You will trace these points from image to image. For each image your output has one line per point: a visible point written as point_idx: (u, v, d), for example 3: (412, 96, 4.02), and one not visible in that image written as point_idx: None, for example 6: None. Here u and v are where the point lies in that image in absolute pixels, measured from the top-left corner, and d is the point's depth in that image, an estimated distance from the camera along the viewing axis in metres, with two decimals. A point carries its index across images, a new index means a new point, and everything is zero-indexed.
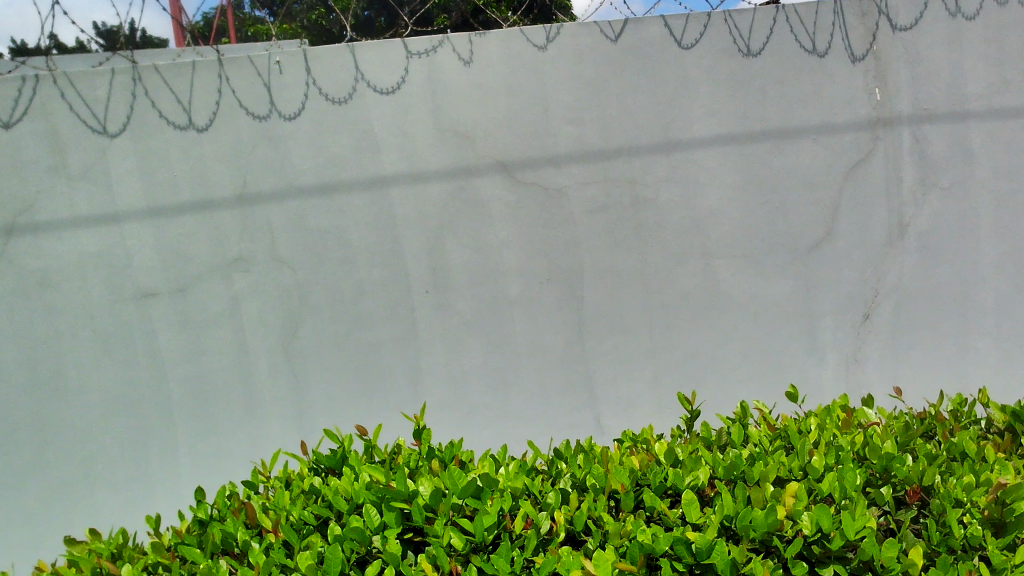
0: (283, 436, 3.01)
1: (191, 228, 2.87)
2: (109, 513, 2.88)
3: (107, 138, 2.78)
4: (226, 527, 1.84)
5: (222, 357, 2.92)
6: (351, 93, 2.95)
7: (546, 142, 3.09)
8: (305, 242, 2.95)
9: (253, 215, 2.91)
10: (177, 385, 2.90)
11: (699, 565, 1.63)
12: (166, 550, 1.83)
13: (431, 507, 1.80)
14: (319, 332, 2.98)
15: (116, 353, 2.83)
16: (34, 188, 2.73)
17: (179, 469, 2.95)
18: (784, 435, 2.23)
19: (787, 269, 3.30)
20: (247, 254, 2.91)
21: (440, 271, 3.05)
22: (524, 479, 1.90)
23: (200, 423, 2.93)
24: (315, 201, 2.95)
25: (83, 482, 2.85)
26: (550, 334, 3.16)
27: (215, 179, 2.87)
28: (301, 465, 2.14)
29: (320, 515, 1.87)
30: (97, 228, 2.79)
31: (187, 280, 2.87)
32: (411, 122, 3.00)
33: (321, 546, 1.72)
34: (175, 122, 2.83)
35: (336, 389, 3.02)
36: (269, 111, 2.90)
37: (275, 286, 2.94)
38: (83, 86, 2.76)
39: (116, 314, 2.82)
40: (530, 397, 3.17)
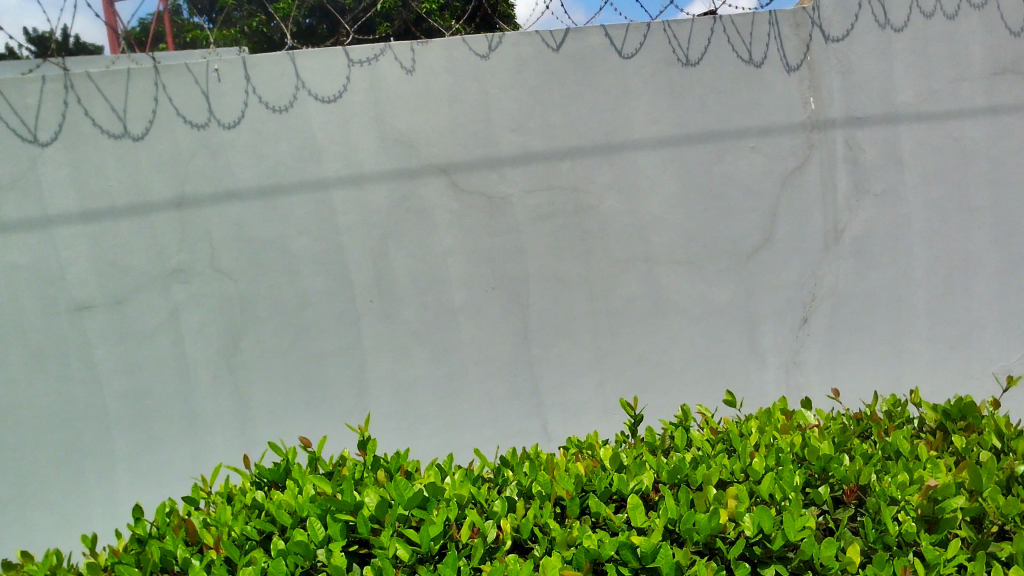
0: (225, 449, 2.95)
1: (127, 238, 2.80)
2: (43, 533, 2.80)
3: (38, 147, 2.70)
4: (166, 545, 1.79)
5: (160, 371, 2.86)
6: (291, 101, 2.92)
7: (489, 150, 3.10)
8: (246, 252, 2.90)
9: (192, 224, 2.85)
10: (113, 399, 2.82)
11: (644, 569, 1.64)
12: (102, 570, 1.78)
13: (377, 518, 1.78)
14: (261, 342, 2.94)
15: (50, 368, 2.75)
16: None
17: (117, 486, 2.87)
18: (726, 438, 2.26)
19: (728, 275, 3.36)
20: (186, 264, 2.85)
21: (384, 280, 3.03)
22: (470, 488, 1.90)
23: (137, 438, 2.86)
24: (256, 211, 2.91)
25: (16, 501, 2.75)
26: (496, 341, 3.16)
27: (152, 189, 2.82)
28: (244, 479, 2.10)
29: (263, 530, 1.83)
30: (29, 239, 2.71)
31: (124, 292, 2.81)
32: (353, 130, 2.98)
33: (264, 561, 1.69)
34: (110, 131, 2.76)
35: (280, 401, 2.98)
36: (208, 120, 2.85)
37: (215, 297, 2.89)
38: (12, 94, 2.68)
39: (49, 328, 2.74)
40: (477, 405, 3.17)
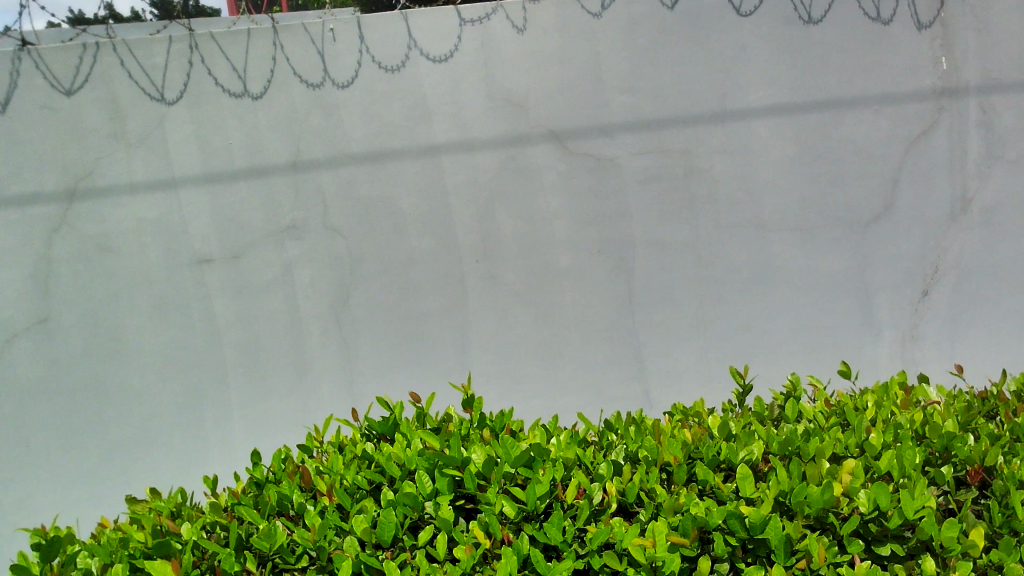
0: (334, 402, 3.04)
1: (244, 195, 2.90)
2: (167, 472, 2.96)
3: (165, 105, 2.81)
4: (282, 490, 1.85)
5: (274, 323, 2.96)
6: (403, 61, 2.94)
7: (598, 112, 3.06)
8: (356, 211, 2.96)
9: (305, 183, 2.93)
10: (230, 350, 2.94)
11: (752, 540, 1.61)
12: (223, 510, 1.85)
13: (483, 475, 1.79)
14: (369, 300, 3.00)
15: (172, 318, 2.88)
16: (95, 155, 2.78)
17: (234, 433, 2.98)
18: (840, 411, 2.19)
19: (844, 244, 3.23)
20: (299, 222, 2.93)
21: (490, 240, 3.05)
22: (576, 450, 1.90)
23: (252, 387, 2.97)
24: (367, 170, 2.96)
25: (142, 442, 2.91)
26: (600, 305, 3.14)
27: (270, 146, 2.89)
28: (354, 431, 2.16)
29: (373, 481, 1.88)
30: (156, 194, 2.84)
31: (241, 247, 2.91)
32: (463, 90, 2.99)
33: (374, 510, 1.73)
34: (231, 89, 2.85)
35: (386, 356, 3.04)
36: (324, 79, 2.91)
37: (327, 254, 2.96)
38: (141, 54, 2.79)
39: (171, 279, 2.87)
40: (578, 368, 3.17)
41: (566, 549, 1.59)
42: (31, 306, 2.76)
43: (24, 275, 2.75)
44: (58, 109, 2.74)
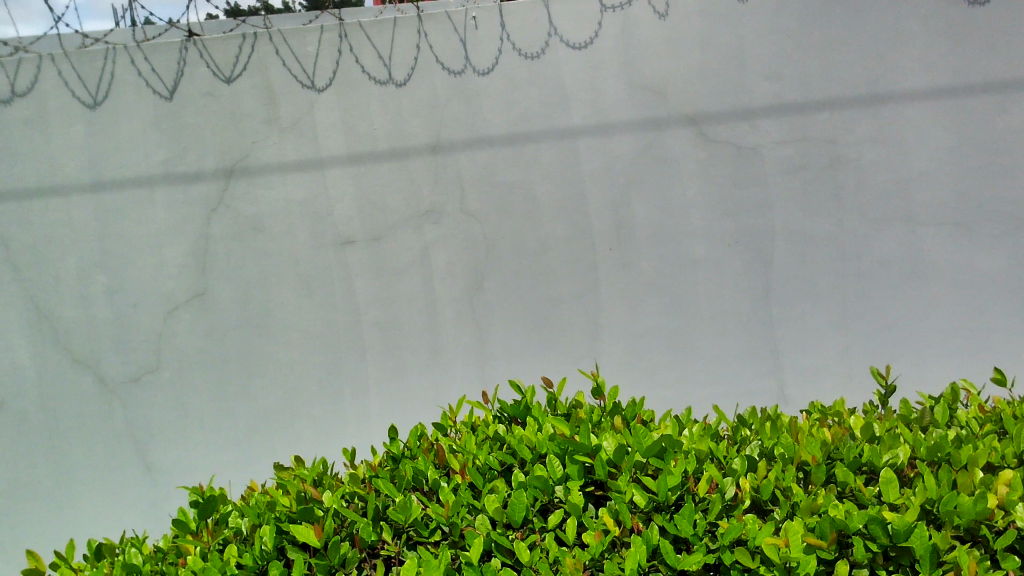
0: (466, 384, 3.08)
1: (386, 178, 2.99)
2: (308, 443, 3.07)
3: (315, 92, 2.94)
4: (418, 465, 1.91)
5: (411, 304, 3.04)
6: (543, 48, 2.96)
7: (740, 98, 2.98)
8: (493, 196, 3.01)
9: (445, 168, 2.99)
10: (369, 328, 3.03)
11: (895, 547, 1.54)
12: (361, 482, 1.93)
13: (614, 463, 1.79)
14: (503, 284, 3.04)
15: (316, 296, 3.01)
16: (251, 139, 2.93)
17: (369, 410, 3.06)
18: (997, 418, 2.06)
19: (1005, 240, 3.01)
20: (438, 206, 3.00)
21: (624, 228, 3.04)
22: (709, 443, 1.87)
23: (388, 365, 3.05)
24: (504, 156, 3.00)
25: (285, 413, 3.04)
26: (735, 297, 3.07)
27: (411, 132, 2.97)
28: (486, 412, 2.20)
29: (504, 462, 1.91)
30: (304, 177, 2.97)
31: (382, 229, 3.00)
32: (601, 77, 2.98)
33: (506, 491, 1.76)
34: (376, 77, 2.95)
35: (518, 341, 3.07)
36: (465, 67, 2.96)
37: (463, 238, 3.02)
38: (295, 43, 2.93)
39: (316, 259, 3.00)
40: (711, 361, 3.10)
41: (697, 543, 1.57)
42: (191, 281, 2.96)
43: (185, 251, 2.95)
44: (219, 95, 2.91)
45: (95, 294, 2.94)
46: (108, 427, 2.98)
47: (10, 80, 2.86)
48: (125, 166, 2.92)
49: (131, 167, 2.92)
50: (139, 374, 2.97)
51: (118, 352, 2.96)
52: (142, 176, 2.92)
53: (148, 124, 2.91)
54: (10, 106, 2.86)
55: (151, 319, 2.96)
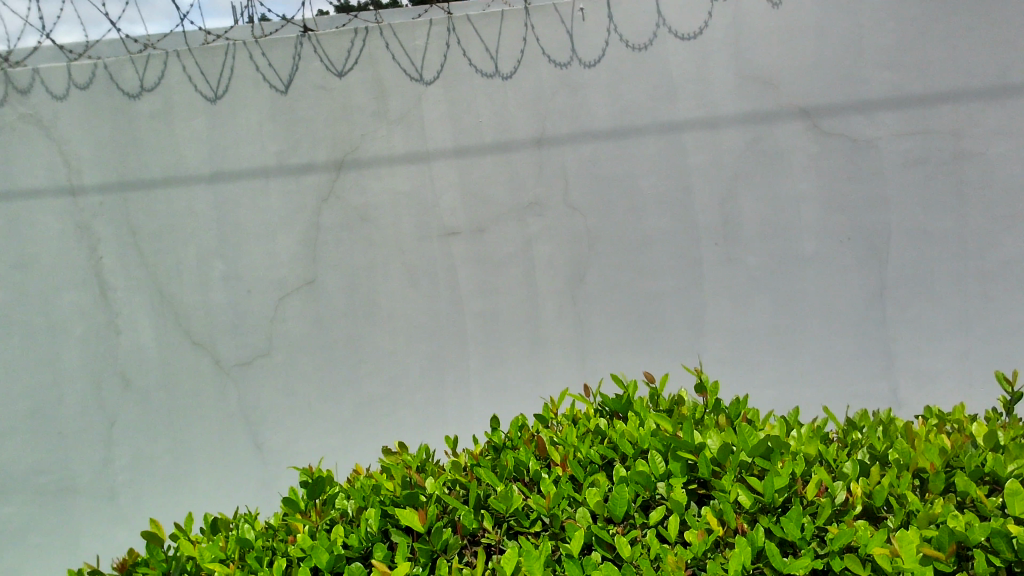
0: (566, 376, 3.07)
1: (491, 171, 3.01)
2: (410, 431, 3.12)
3: (423, 85, 2.99)
4: (519, 456, 1.93)
5: (514, 296, 3.05)
6: (651, 39, 2.93)
7: (856, 89, 2.88)
8: (597, 188, 2.99)
9: (549, 160, 2.99)
10: (471, 319, 3.06)
11: (1020, 564, 1.45)
12: (463, 470, 1.96)
13: (719, 461, 1.76)
14: (605, 277, 3.03)
15: (420, 286, 3.06)
16: (360, 132, 3.00)
17: (470, 400, 3.09)
18: None
19: None
20: (542, 198, 3.01)
21: (731, 223, 2.97)
22: (819, 446, 1.82)
23: (490, 356, 3.08)
24: (609, 149, 2.98)
25: (389, 399, 3.11)
26: (847, 295, 2.96)
27: (516, 125, 2.99)
28: (588, 406, 2.20)
29: (605, 456, 1.90)
30: (411, 168, 3.02)
31: (486, 221, 3.03)
32: (711, 68, 2.92)
33: (607, 485, 1.75)
34: (483, 69, 2.97)
35: (620, 335, 3.05)
36: (571, 59, 2.95)
37: (566, 231, 3.02)
38: (405, 37, 2.98)
39: (421, 249, 3.04)
40: (820, 361, 3.00)
41: (804, 547, 1.53)
42: (302, 268, 3.06)
43: (297, 240, 3.05)
44: (331, 89, 2.99)
45: (212, 280, 3.07)
46: (222, 407, 3.11)
47: (139, 76, 3.01)
48: (243, 157, 3.04)
49: (248, 158, 3.04)
50: (251, 358, 3.09)
51: (233, 336, 3.08)
52: (258, 167, 3.03)
53: (265, 118, 3.01)
54: (138, 101, 3.02)
55: (265, 305, 3.07)
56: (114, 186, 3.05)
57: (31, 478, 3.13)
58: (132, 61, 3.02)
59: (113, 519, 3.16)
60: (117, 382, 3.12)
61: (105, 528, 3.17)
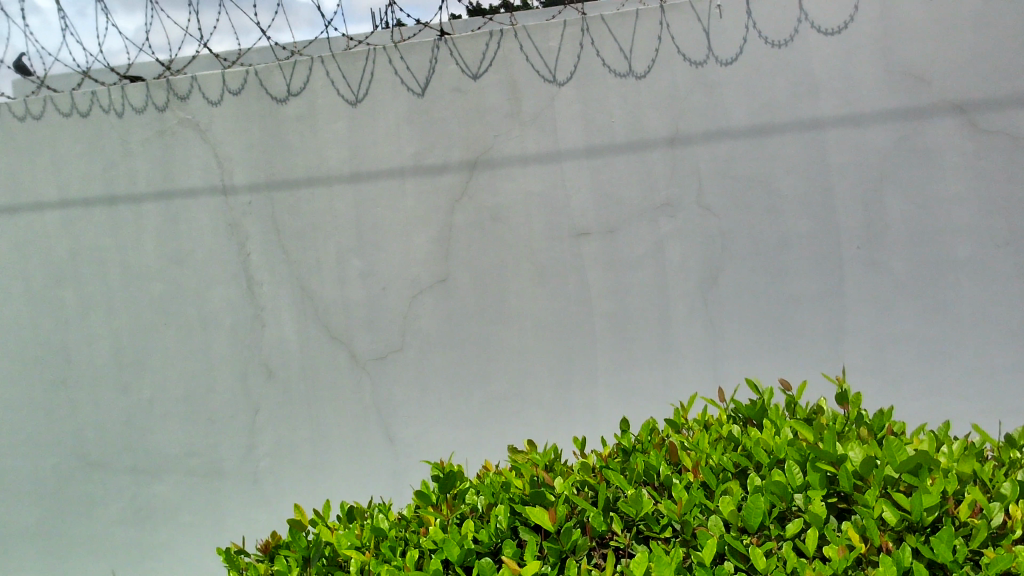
0: (698, 381, 3.01)
1: (623, 171, 2.99)
2: (538, 430, 3.13)
3: (556, 86, 2.99)
4: (649, 460, 1.91)
5: (644, 297, 3.02)
6: (792, 35, 2.84)
7: (1018, 84, 2.71)
8: (732, 189, 2.92)
9: (683, 160, 2.94)
10: (600, 320, 3.05)
11: None
12: (592, 471, 1.96)
13: (861, 475, 1.68)
14: (739, 281, 2.95)
15: (550, 286, 3.07)
16: (494, 133, 3.04)
17: (598, 401, 3.08)
18: None
19: None
20: (674, 199, 2.96)
21: (876, 225, 2.85)
22: (973, 464, 1.71)
23: (619, 357, 3.05)
24: (746, 148, 2.90)
25: (517, 398, 3.13)
26: (1004, 304, 2.78)
27: (649, 125, 2.95)
28: (720, 412, 2.17)
29: (739, 464, 1.86)
30: (543, 169, 3.03)
31: (617, 222, 3.00)
32: (856, 63, 2.81)
33: (741, 494, 1.71)
34: (616, 69, 2.95)
35: (754, 340, 2.96)
36: (707, 57, 2.90)
37: (700, 232, 2.96)
38: (539, 38, 2.99)
39: (552, 249, 3.05)
40: (973, 373, 2.83)
41: (956, 570, 1.44)
42: (435, 267, 3.13)
43: (431, 239, 3.12)
44: (466, 91, 3.05)
45: (350, 277, 3.19)
46: (357, 400, 3.22)
47: (286, 81, 3.16)
48: (381, 158, 3.13)
49: (385, 160, 3.13)
50: (386, 353, 3.19)
51: (369, 331, 3.19)
52: (395, 168, 3.12)
53: (402, 120, 3.10)
54: (285, 105, 3.16)
55: (399, 302, 3.16)
56: (262, 186, 3.21)
57: (185, 459, 3.37)
58: (279, 67, 3.16)
59: (256, 502, 3.32)
60: (261, 372, 3.28)
61: (249, 511, 3.34)
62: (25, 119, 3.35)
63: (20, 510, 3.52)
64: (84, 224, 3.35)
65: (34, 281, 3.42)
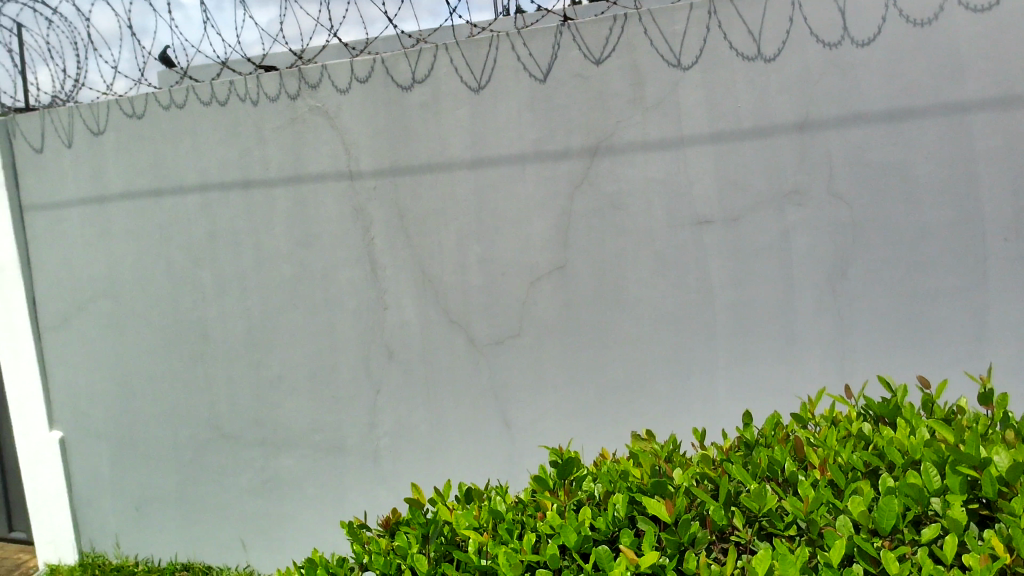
0: (824, 376, 2.90)
1: (749, 157, 2.90)
2: (656, 420, 3.09)
3: (680, 71, 2.93)
4: (774, 455, 1.86)
5: (769, 289, 2.93)
6: (936, 14, 2.68)
7: None
8: (866, 177, 2.80)
9: (813, 146, 2.83)
10: (722, 310, 2.98)
11: None
12: (714, 464, 1.92)
13: (1007, 482, 1.58)
14: (871, 273, 2.83)
15: (671, 275, 3.01)
16: (615, 119, 3.00)
17: (718, 393, 3.02)
18: None
19: None
20: (803, 186, 2.86)
21: None
22: None
23: (740, 349, 2.97)
24: (882, 134, 2.77)
25: (635, 387, 3.10)
26: None
27: (778, 109, 2.85)
28: (850, 408, 2.09)
29: (870, 463, 1.78)
30: (665, 155, 2.98)
31: (742, 210, 2.92)
32: (1007, 42, 2.63)
33: (872, 494, 1.64)
34: (745, 53, 2.86)
35: (887, 335, 2.84)
36: (842, 38, 2.77)
37: (830, 222, 2.85)
38: (664, 22, 2.93)
39: (673, 238, 2.99)
40: None
41: None
42: (554, 254, 3.13)
43: (550, 225, 3.12)
44: (588, 77, 3.02)
45: (470, 262, 3.23)
46: (475, 384, 3.26)
47: (412, 69, 3.22)
48: (502, 144, 3.15)
49: (507, 146, 3.14)
50: (503, 338, 3.22)
51: (487, 316, 3.23)
52: (515, 154, 3.13)
53: (524, 106, 3.10)
54: (410, 93, 3.23)
55: (518, 288, 3.18)
56: (387, 172, 3.29)
57: (310, 435, 3.50)
58: (405, 54, 3.22)
59: (377, 479, 3.43)
60: (382, 353, 3.37)
61: (369, 487, 3.45)
62: (169, 108, 3.54)
63: (162, 476, 3.80)
64: (220, 208, 3.53)
65: (176, 261, 3.63)
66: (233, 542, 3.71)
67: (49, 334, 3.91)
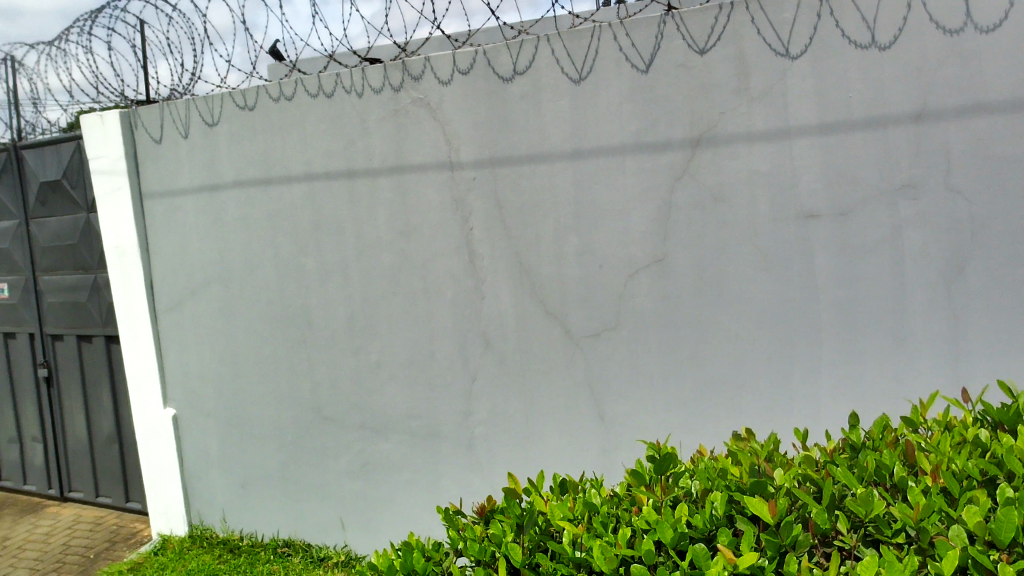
0: (936, 378, 2.78)
1: (860, 149, 2.79)
2: (756, 418, 3.02)
3: (789, 60, 2.84)
4: (883, 460, 1.80)
5: (878, 285, 2.81)
6: None
7: None
8: (987, 170, 2.66)
9: (929, 137, 2.71)
10: (827, 307, 2.88)
11: None
12: (818, 466, 1.87)
13: None
14: (990, 271, 2.69)
15: (774, 270, 2.93)
16: (719, 109, 2.94)
17: (821, 392, 2.92)
18: None
19: None
20: (918, 180, 2.73)
21: None
22: None
23: (846, 347, 2.87)
24: (1006, 124, 2.62)
25: (734, 384, 3.04)
26: None
27: (893, 99, 2.73)
28: (969, 416, 2.02)
29: (986, 472, 1.71)
30: (771, 146, 2.89)
31: (851, 204, 2.82)
32: None
33: (989, 505, 1.57)
34: (858, 41, 2.75)
35: (1006, 337, 2.70)
36: (965, 24, 2.63)
37: (946, 217, 2.72)
38: (772, 10, 2.84)
39: (777, 231, 2.91)
40: None
41: None
42: (652, 246, 3.09)
43: (649, 217, 3.08)
44: (691, 66, 2.96)
45: (567, 253, 3.22)
46: (570, 375, 3.26)
47: (512, 61, 3.22)
48: (602, 135, 3.12)
49: (607, 137, 3.12)
50: (599, 330, 3.20)
51: (584, 308, 3.22)
52: (616, 145, 3.11)
53: (625, 97, 3.07)
54: (511, 84, 3.23)
55: (615, 280, 3.16)
56: (486, 163, 3.31)
57: (407, 420, 3.57)
58: (507, 46, 3.22)
59: (471, 466, 3.47)
60: (478, 342, 3.40)
61: (464, 474, 3.49)
62: (279, 100, 3.66)
63: (266, 454, 3.95)
64: (325, 197, 3.63)
65: (282, 248, 3.76)
66: (332, 521, 3.81)
67: (164, 316, 4.12)
